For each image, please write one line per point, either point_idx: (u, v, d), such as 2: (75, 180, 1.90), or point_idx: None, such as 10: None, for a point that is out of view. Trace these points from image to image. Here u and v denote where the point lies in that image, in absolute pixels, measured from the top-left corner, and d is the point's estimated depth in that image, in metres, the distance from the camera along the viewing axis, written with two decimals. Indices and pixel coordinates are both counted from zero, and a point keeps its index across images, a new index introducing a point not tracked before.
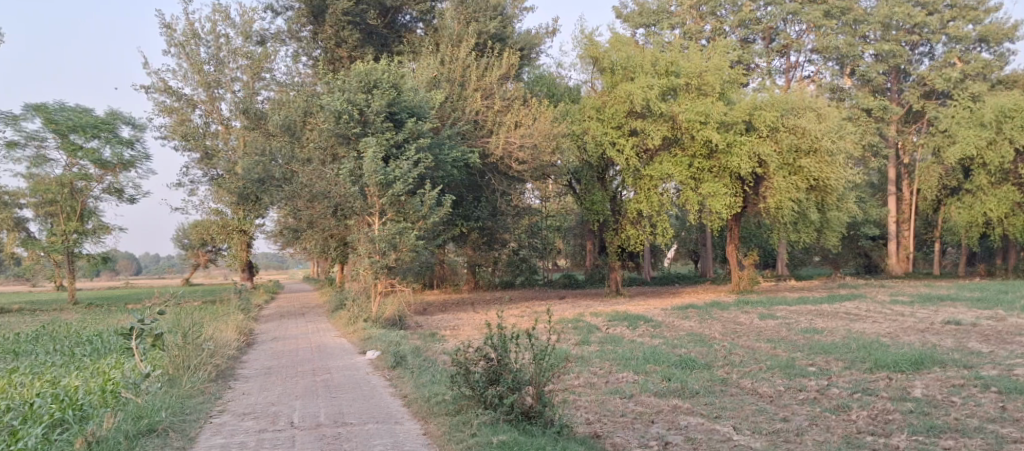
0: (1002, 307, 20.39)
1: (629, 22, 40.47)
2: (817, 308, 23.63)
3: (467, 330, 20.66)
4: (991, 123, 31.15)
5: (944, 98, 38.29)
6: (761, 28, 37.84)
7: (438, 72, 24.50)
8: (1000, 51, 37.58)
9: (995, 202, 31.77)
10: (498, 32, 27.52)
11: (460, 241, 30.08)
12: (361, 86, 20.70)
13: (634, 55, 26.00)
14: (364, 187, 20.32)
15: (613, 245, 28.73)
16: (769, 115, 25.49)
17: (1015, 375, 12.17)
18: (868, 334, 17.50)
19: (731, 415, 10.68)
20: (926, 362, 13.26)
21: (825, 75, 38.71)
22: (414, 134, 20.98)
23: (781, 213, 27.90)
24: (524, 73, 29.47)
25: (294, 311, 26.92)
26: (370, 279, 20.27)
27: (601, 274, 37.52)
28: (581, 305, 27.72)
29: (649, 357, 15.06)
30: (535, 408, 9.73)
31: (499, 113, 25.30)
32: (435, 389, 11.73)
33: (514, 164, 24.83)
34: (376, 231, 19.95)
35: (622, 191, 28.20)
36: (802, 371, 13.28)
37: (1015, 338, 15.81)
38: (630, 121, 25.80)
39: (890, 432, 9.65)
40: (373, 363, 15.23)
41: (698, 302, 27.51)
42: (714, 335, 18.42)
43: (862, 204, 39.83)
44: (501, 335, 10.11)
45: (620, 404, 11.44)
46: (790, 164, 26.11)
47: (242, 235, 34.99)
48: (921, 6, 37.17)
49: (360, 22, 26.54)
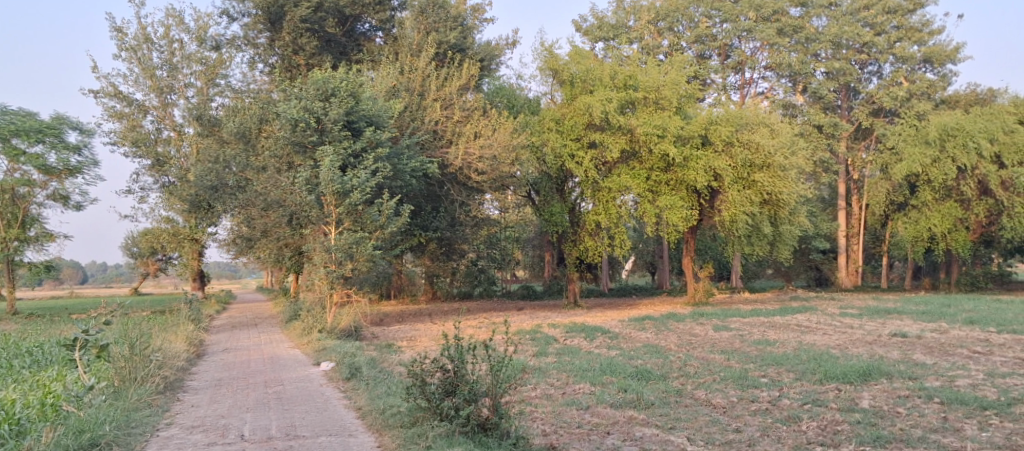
0: (945, 320, 20.96)
1: (588, 36, 40.86)
2: (769, 321, 24.01)
3: (424, 341, 20.54)
4: (935, 141, 32.14)
5: (892, 116, 39.34)
6: (717, 44, 38.62)
7: (397, 81, 24.45)
8: (944, 72, 38.80)
9: (939, 218, 32.67)
10: (458, 42, 27.50)
11: (418, 251, 29.96)
12: (318, 93, 20.45)
13: (593, 68, 26.18)
14: (320, 196, 20.08)
15: (571, 257, 28.89)
16: (724, 130, 26.00)
17: (957, 386, 12.54)
18: (818, 346, 17.84)
19: (685, 426, 10.79)
20: (873, 374, 13.55)
21: (778, 92, 39.60)
22: (372, 143, 20.85)
23: (735, 227, 28.34)
24: (484, 84, 29.35)
25: (246, 322, 26.49)
26: (326, 289, 20.05)
27: (559, 285, 37.65)
28: (539, 317, 27.78)
29: (605, 369, 15.14)
30: (491, 420, 9.71)
31: (458, 123, 25.23)
32: (390, 401, 11.63)
33: (473, 175, 24.80)
34: (332, 241, 19.74)
35: (580, 203, 28.34)
36: (754, 382, 13.49)
37: (958, 349, 16.26)
38: (589, 134, 25.97)
39: (839, 443, 9.85)
40: (327, 374, 15.04)
41: (654, 314, 27.83)
42: (670, 346, 18.60)
43: (813, 218, 40.69)
44: (458, 346, 10.06)
45: (576, 416, 11.48)
46: (744, 178, 26.58)
47: (193, 243, 34.35)
48: (869, 26, 38.19)
49: (318, 29, 26.30)
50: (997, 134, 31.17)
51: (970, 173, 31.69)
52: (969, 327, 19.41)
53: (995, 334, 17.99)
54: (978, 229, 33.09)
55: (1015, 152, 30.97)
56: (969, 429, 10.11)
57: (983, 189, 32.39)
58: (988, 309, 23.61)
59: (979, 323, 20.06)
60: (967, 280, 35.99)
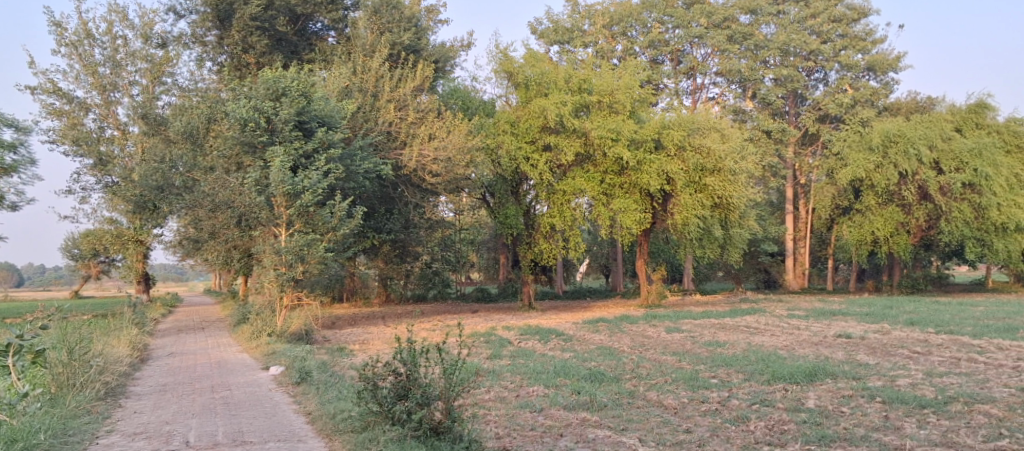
0: (888, 321, 21.55)
1: (544, 39, 40.99)
2: (719, 322, 24.39)
3: (377, 345, 20.36)
4: (878, 147, 33.05)
5: (837, 122, 40.27)
6: (669, 49, 39.15)
7: (350, 81, 24.30)
8: (886, 80, 39.87)
9: (882, 222, 33.52)
10: (412, 44, 27.31)
11: (371, 254, 29.70)
12: (268, 93, 20.12)
13: (548, 71, 26.28)
14: (270, 197, 19.77)
15: (526, 259, 28.92)
16: (676, 134, 26.32)
17: (898, 385, 12.87)
18: (766, 347, 18.15)
19: (636, 427, 10.88)
20: (819, 374, 13.84)
21: (728, 97, 40.33)
22: (324, 144, 20.57)
23: (687, 229, 28.67)
24: (438, 86, 29.20)
25: (193, 325, 25.88)
26: (276, 292, 19.72)
27: (514, 287, 37.67)
28: (494, 319, 27.75)
29: (559, 371, 15.19)
30: (444, 423, 9.57)
31: (413, 124, 25.08)
32: (340, 405, 11.50)
33: (428, 177, 24.65)
34: (283, 243, 19.45)
35: (535, 205, 28.34)
36: (704, 383, 13.67)
37: (899, 350, 16.70)
38: (544, 136, 26.03)
39: (786, 442, 10.02)
40: (277, 379, 14.78)
41: (608, 316, 28.05)
42: (623, 348, 18.75)
43: (762, 222, 41.46)
44: (411, 349, 9.99)
45: (529, 418, 11.49)
46: (696, 182, 26.93)
47: (137, 245, 33.47)
48: (816, 34, 39.08)
49: (269, 27, 25.84)
50: (935, 141, 32.17)
51: (912, 178, 32.64)
52: (909, 327, 20.00)
53: (933, 335, 18.52)
54: (919, 232, 34.03)
55: (953, 159, 32.03)
56: (908, 427, 10.39)
57: (923, 194, 33.38)
58: (927, 311, 24.34)
59: (919, 324, 20.64)
60: (908, 282, 37.07)
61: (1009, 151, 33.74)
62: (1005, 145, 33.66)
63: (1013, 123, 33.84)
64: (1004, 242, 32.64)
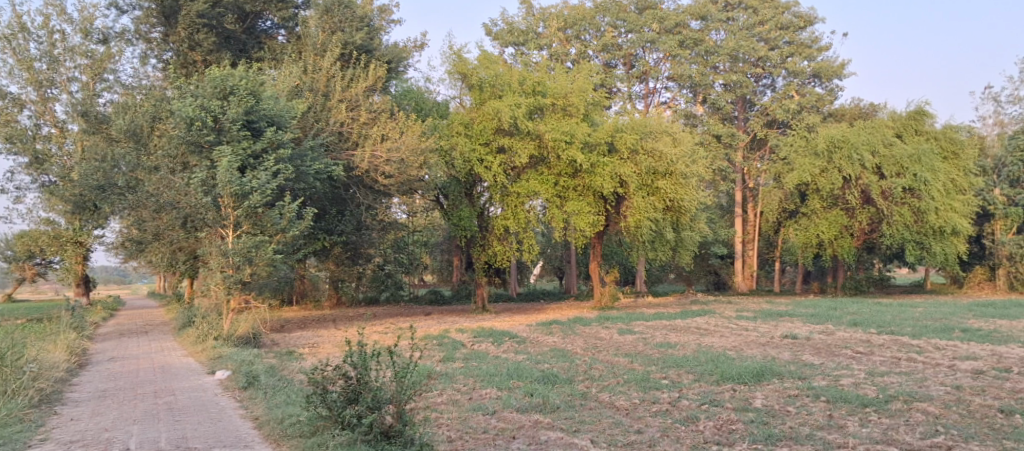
0: (832, 322, 22.06)
1: (498, 40, 41.02)
2: (671, 324, 24.64)
3: (328, 348, 20.09)
4: (823, 152, 33.85)
5: (784, 127, 41.08)
6: (622, 53, 39.54)
7: (300, 81, 24.01)
8: (831, 86, 40.85)
9: (827, 225, 34.27)
10: (364, 43, 27.02)
11: (322, 256, 29.32)
12: (215, 92, 19.73)
13: (501, 73, 26.25)
14: (217, 198, 19.38)
15: (480, 262, 28.84)
16: (629, 137, 26.56)
17: (842, 385, 13.13)
18: (715, 348, 18.39)
19: (589, 428, 10.91)
20: (766, 375, 14.07)
21: (679, 101, 40.91)
22: (273, 144, 20.22)
23: (640, 231, 28.91)
24: (392, 86, 28.96)
25: (135, 329, 25.16)
26: (223, 295, 19.22)
27: (467, 290, 37.56)
28: (447, 322, 27.61)
29: (512, 373, 15.16)
30: (396, 427, 9.43)
31: (365, 125, 24.84)
32: (289, 410, 11.30)
33: (381, 178, 24.41)
34: (230, 245, 19.05)
35: (489, 207, 28.24)
36: (655, 384, 13.78)
37: (842, 350, 17.09)
38: (498, 138, 26.03)
39: (734, 442, 10.14)
40: (222, 384, 14.47)
41: (560, 318, 28.15)
42: (576, 350, 18.81)
43: (712, 225, 42.14)
44: (362, 353, 9.83)
45: (482, 421, 11.43)
46: (648, 185, 27.18)
47: (77, 247, 32.49)
48: (763, 41, 39.82)
49: (216, 25, 25.32)
50: (877, 146, 33.07)
51: (855, 183, 33.54)
52: (852, 328, 20.54)
53: (875, 335, 19.01)
54: (862, 235, 34.91)
55: (894, 164, 32.93)
56: (851, 425, 10.60)
57: (866, 198, 34.28)
58: (869, 312, 24.99)
59: (862, 324, 21.19)
60: (851, 284, 37.94)
61: (946, 157, 34.79)
62: (943, 151, 34.72)
63: (950, 130, 34.89)
64: (941, 245, 33.60)
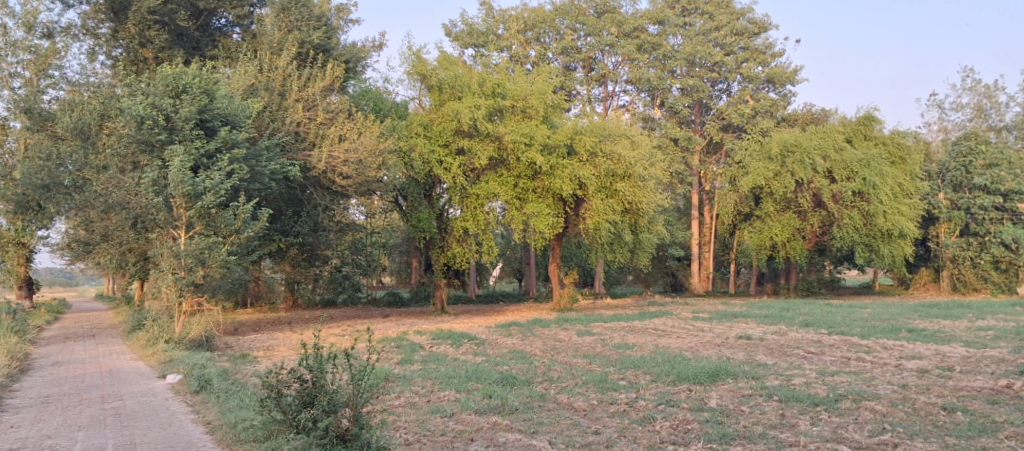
0: (784, 323, 22.45)
1: (458, 41, 41.02)
2: (629, 325, 24.84)
3: (283, 351, 19.82)
4: (777, 156, 34.52)
5: (739, 131, 41.73)
6: (582, 56, 39.79)
7: (256, 79, 23.62)
8: (785, 91, 41.56)
9: (780, 228, 34.87)
10: (322, 42, 26.82)
11: (278, 258, 28.91)
12: (167, 90, 19.31)
13: (461, 74, 26.17)
14: (169, 198, 18.90)
15: (439, 263, 28.72)
16: (588, 140, 26.71)
17: (794, 384, 13.34)
18: (671, 349, 18.59)
19: (547, 430, 10.92)
20: (721, 375, 14.26)
21: (637, 105, 41.33)
22: (227, 143, 19.88)
23: (598, 234, 29.07)
24: (349, 86, 28.65)
25: (81, 333, 24.44)
26: (174, 297, 18.96)
27: (426, 291, 37.38)
28: (405, 324, 27.39)
29: (470, 375, 15.10)
30: (352, 431, 9.24)
31: (322, 125, 24.57)
32: (242, 414, 11.13)
33: (338, 179, 24.16)
34: (182, 246, 18.66)
35: (448, 209, 28.13)
36: (613, 385, 13.87)
37: (795, 350, 17.41)
38: (457, 140, 25.97)
39: (690, 441, 10.23)
40: (173, 387, 14.15)
41: (519, 320, 28.15)
42: (534, 351, 18.81)
43: (669, 227, 42.58)
44: (317, 356, 9.61)
45: (440, 423, 11.37)
46: (607, 187, 27.32)
47: (19, 248, 31.58)
48: (719, 46, 40.42)
49: (168, 22, 24.86)
50: (828, 151, 33.82)
51: (807, 186, 34.20)
52: (804, 329, 20.90)
53: (826, 335, 19.44)
54: (814, 238, 35.61)
55: (845, 168, 33.71)
56: (802, 424, 10.77)
57: (818, 202, 34.98)
58: (820, 312, 25.55)
59: (813, 325, 21.64)
60: (803, 285, 38.80)
61: (894, 162, 35.64)
62: (891, 156, 35.58)
63: (898, 136, 35.80)
64: (889, 247, 34.35)
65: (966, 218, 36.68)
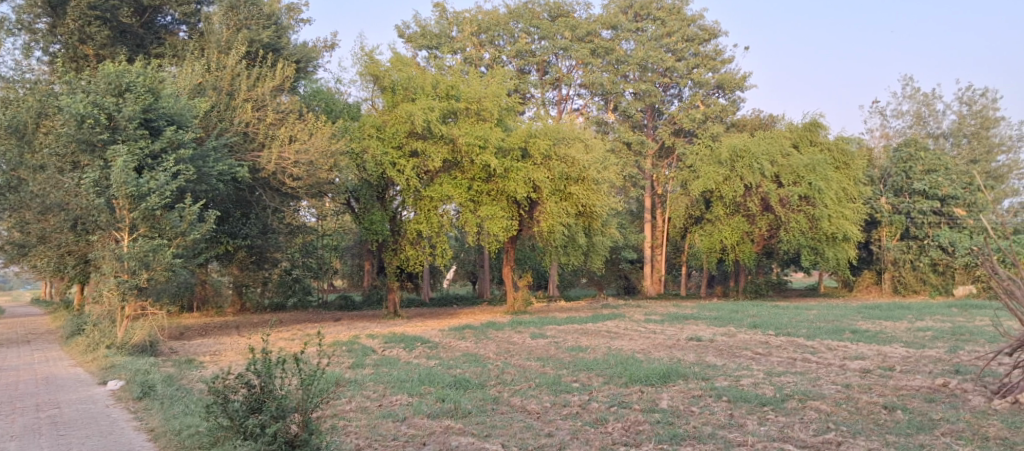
0: (734, 325, 22.79)
1: (411, 43, 40.86)
2: (582, 327, 24.97)
3: (230, 356, 19.41)
4: (726, 161, 35.11)
5: (691, 136, 42.29)
6: (536, 60, 39.88)
7: (203, 79, 23.10)
8: (734, 97, 42.26)
9: (729, 231, 35.44)
10: (272, 42, 26.51)
11: (225, 261, 28.30)
12: (109, 88, 18.77)
13: (414, 76, 26.00)
14: (111, 199, 18.35)
15: (392, 266, 28.42)
16: (542, 143, 26.72)
17: (742, 385, 13.56)
18: (624, 351, 18.73)
19: (500, 433, 10.87)
20: (672, 376, 14.40)
21: (591, 109, 41.64)
22: (173, 143, 19.43)
23: (552, 237, 29.10)
24: (301, 87, 28.29)
25: (16, 339, 23.51)
26: (117, 301, 18.30)
27: (379, 294, 37.02)
28: (357, 327, 27.05)
29: (423, 379, 14.96)
30: (301, 437, 9.06)
31: (272, 125, 24.15)
32: (187, 420, 10.84)
33: (288, 180, 23.77)
34: (125, 249, 18.15)
35: (402, 211, 27.90)
36: (566, 387, 13.89)
37: (744, 351, 17.71)
38: (411, 142, 25.78)
39: (641, 442, 10.30)
40: (115, 394, 13.73)
41: (473, 322, 28.02)
42: (488, 354, 18.74)
43: (622, 230, 42.89)
44: (265, 360, 9.33)
45: (392, 428, 11.23)
46: (561, 190, 27.36)
47: None
48: (671, 52, 40.94)
49: (110, 18, 24.24)
50: (776, 157, 34.49)
51: (755, 190, 34.84)
52: (753, 330, 21.25)
53: (773, 336, 19.83)
54: (762, 241, 36.26)
55: (791, 173, 34.45)
56: (751, 424, 10.92)
57: (766, 205, 35.66)
58: (768, 314, 26.01)
59: (761, 326, 22.01)
60: (751, 287, 39.38)
61: (838, 167, 36.48)
62: (835, 162, 36.40)
63: (842, 142, 36.66)
64: (834, 251, 35.04)
65: (906, 222, 37.71)
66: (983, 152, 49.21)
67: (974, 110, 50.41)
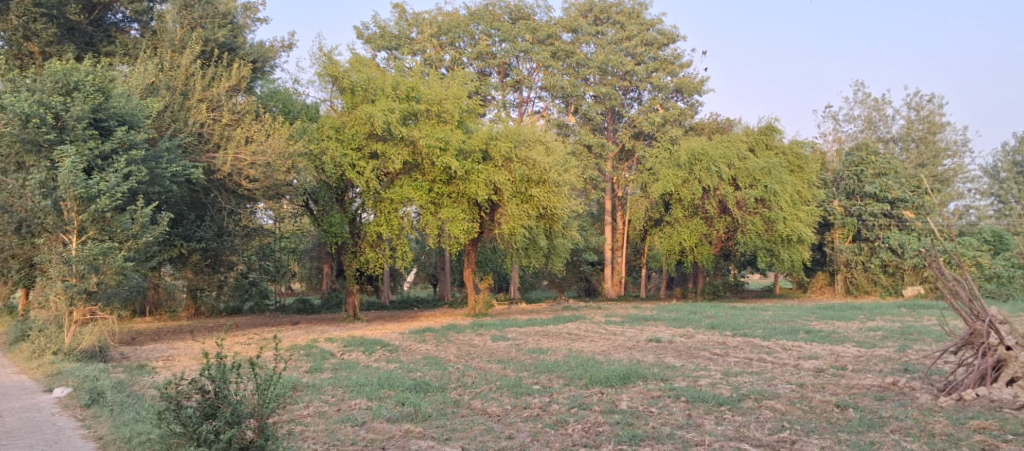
0: (693, 326, 22.98)
1: (370, 44, 40.61)
2: (543, 329, 24.97)
3: (184, 361, 19.02)
4: (684, 164, 35.44)
5: (650, 139, 42.68)
6: (497, 62, 39.88)
7: (156, 79, 22.60)
8: (692, 101, 42.74)
9: (688, 233, 35.82)
10: (227, 41, 26.10)
11: (180, 264, 27.85)
12: (56, 86, 18.27)
13: (374, 77, 25.76)
14: (58, 201, 17.77)
15: (352, 269, 28.12)
16: (503, 146, 26.71)
17: (700, 385, 13.70)
18: (584, 352, 18.80)
19: (460, 436, 10.79)
20: (632, 376, 14.47)
21: (552, 111, 41.80)
22: (124, 144, 18.99)
23: (513, 239, 29.06)
24: (257, 87, 27.84)
25: None
26: (64, 306, 17.77)
27: (338, 298, 36.66)
28: (315, 331, 26.72)
29: (383, 382, 14.80)
30: (257, 442, 8.88)
31: (228, 126, 23.71)
32: (137, 428, 10.57)
33: (244, 182, 23.36)
34: (72, 251, 17.65)
35: (361, 213, 27.66)
36: (527, 389, 13.87)
37: (702, 352, 17.88)
38: (370, 144, 25.57)
39: (600, 443, 10.33)
40: (61, 402, 13.33)
41: (434, 325, 27.85)
42: (448, 357, 18.64)
43: (583, 232, 43.07)
44: (220, 365, 9.06)
45: (350, 432, 11.08)
46: (522, 192, 27.36)
47: None
48: (630, 56, 41.21)
49: (57, 15, 23.62)
50: (733, 160, 34.97)
51: (713, 193, 35.30)
52: (711, 331, 21.49)
53: (730, 337, 20.06)
54: (720, 243, 36.73)
55: (748, 176, 34.97)
56: (708, 424, 11.01)
57: (723, 208, 36.18)
58: (725, 315, 26.39)
59: (718, 327, 22.27)
60: (709, 289, 39.93)
61: (793, 170, 37.11)
62: (790, 165, 37.03)
63: (796, 146, 37.32)
64: (789, 252, 35.65)
65: (858, 224, 38.49)
66: (931, 156, 50.55)
67: (922, 116, 51.67)
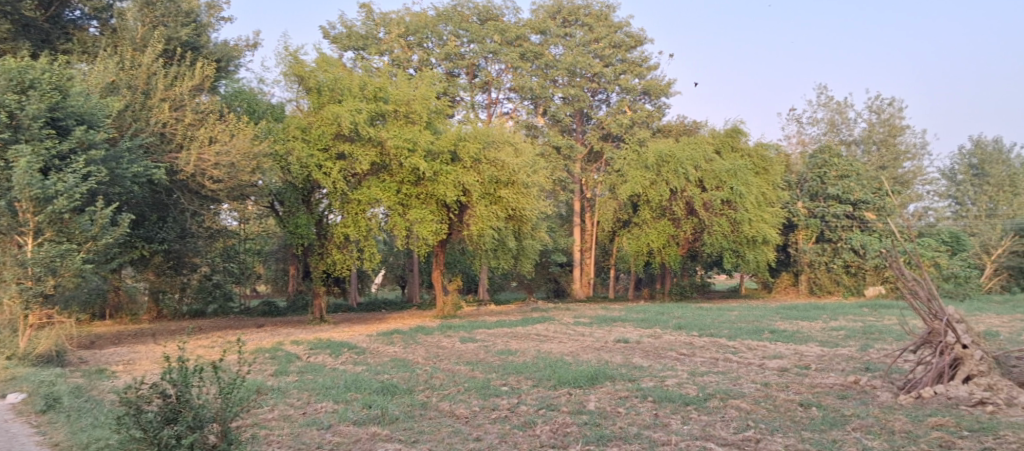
0: (660, 326, 23.11)
1: (337, 44, 40.24)
2: (512, 331, 24.94)
3: (145, 365, 18.63)
4: (652, 165, 35.64)
5: (618, 141, 42.89)
6: (465, 62, 39.76)
7: (116, 77, 22.12)
8: (660, 103, 43.02)
9: (656, 235, 36.03)
10: (190, 40, 25.67)
11: (141, 266, 27.56)
12: (10, 84, 17.74)
13: (340, 77, 25.52)
14: (13, 202, 17.21)
15: (319, 271, 27.81)
16: (471, 147, 26.65)
17: (667, 385, 13.75)
18: (553, 353, 18.79)
19: (427, 438, 10.70)
20: (599, 377, 14.49)
21: (520, 113, 41.82)
22: (83, 144, 18.55)
23: (482, 241, 29.00)
24: (221, 86, 27.38)
25: None
26: (18, 310, 17.28)
27: (304, 300, 36.27)
28: (281, 334, 26.36)
29: (350, 385, 14.63)
30: (219, 447, 8.71)
31: (191, 126, 23.30)
32: (94, 434, 10.30)
33: (208, 183, 22.96)
34: (28, 253, 17.22)
35: (328, 214, 27.37)
36: (495, 391, 13.80)
37: (668, 352, 17.96)
38: (337, 144, 25.32)
39: (568, 444, 10.31)
40: (15, 408, 12.94)
41: (401, 327, 27.66)
42: (416, 359, 18.51)
43: (552, 234, 43.11)
44: (182, 368, 8.86)
45: (316, 436, 10.93)
46: (490, 194, 27.32)
47: None
48: (598, 58, 41.36)
49: (12, 11, 23.00)
50: (700, 162, 35.28)
51: (680, 194, 35.59)
52: (677, 332, 21.62)
53: (697, 337, 20.20)
54: (686, 244, 37.05)
55: (714, 178, 35.29)
56: (674, 423, 11.05)
57: (690, 209, 36.52)
58: (692, 316, 26.60)
59: (684, 327, 22.43)
60: (676, 289, 40.25)
61: (758, 172, 37.53)
62: (756, 167, 37.45)
63: (761, 148, 37.77)
64: (755, 253, 36.06)
65: (822, 225, 39.05)
66: (891, 159, 51.52)
67: (882, 119, 52.62)
